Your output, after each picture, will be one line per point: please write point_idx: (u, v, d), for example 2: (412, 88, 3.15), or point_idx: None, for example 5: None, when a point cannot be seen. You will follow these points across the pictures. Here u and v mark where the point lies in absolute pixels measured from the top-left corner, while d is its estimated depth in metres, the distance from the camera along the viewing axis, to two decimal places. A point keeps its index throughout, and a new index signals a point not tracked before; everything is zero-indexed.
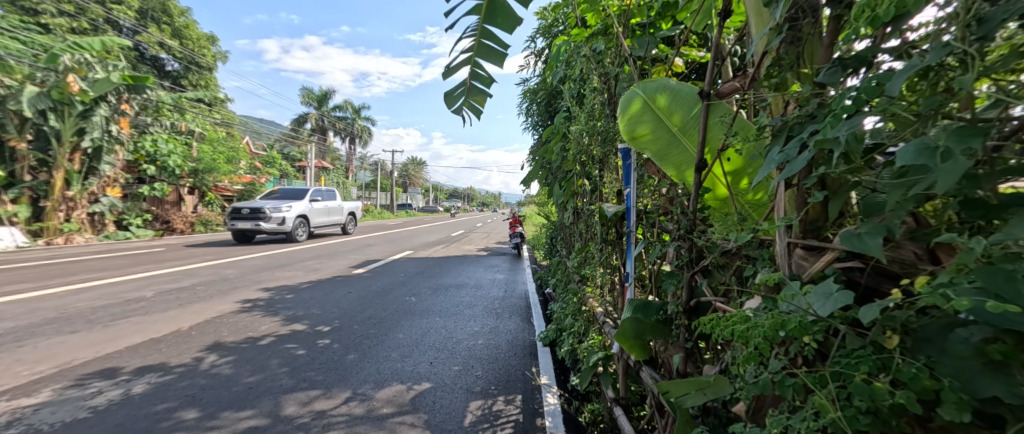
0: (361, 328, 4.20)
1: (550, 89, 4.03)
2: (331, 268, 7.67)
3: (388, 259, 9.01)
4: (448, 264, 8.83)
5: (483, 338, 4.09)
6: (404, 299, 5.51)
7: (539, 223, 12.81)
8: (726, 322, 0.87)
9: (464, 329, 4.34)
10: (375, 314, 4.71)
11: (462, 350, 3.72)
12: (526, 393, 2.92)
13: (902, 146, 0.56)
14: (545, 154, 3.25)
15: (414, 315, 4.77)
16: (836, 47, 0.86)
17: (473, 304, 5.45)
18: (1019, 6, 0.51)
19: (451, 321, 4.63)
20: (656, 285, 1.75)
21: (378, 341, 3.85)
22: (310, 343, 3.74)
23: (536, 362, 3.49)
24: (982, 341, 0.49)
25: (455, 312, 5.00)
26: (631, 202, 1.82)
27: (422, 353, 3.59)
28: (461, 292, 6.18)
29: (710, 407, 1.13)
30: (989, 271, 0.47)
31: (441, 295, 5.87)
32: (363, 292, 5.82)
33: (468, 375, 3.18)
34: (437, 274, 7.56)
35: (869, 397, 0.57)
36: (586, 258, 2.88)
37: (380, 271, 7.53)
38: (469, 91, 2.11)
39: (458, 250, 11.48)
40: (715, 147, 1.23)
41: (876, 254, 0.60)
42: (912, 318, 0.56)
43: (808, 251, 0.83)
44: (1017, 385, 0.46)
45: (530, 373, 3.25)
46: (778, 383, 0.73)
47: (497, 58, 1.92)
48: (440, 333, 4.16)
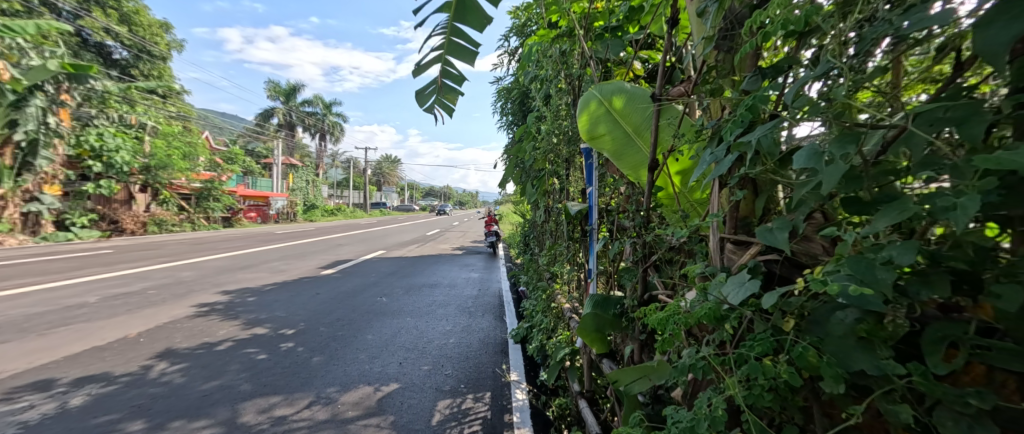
0: (329, 330, 4.11)
1: (523, 88, 4.08)
2: (297, 269, 7.43)
3: (359, 259, 8.85)
4: (420, 263, 8.71)
5: (454, 337, 4.09)
6: (375, 299, 5.43)
7: (516, 221, 12.66)
8: (666, 311, 0.93)
9: (436, 329, 4.31)
10: (344, 316, 4.61)
11: (434, 350, 3.71)
12: (495, 390, 2.96)
13: (798, 150, 0.62)
14: (519, 153, 3.28)
15: (384, 316, 4.70)
16: (763, 56, 0.94)
17: (446, 304, 5.40)
18: (890, 26, 0.57)
19: (422, 320, 4.61)
20: (613, 277, 1.83)
21: (345, 342, 3.78)
22: (272, 346, 3.63)
23: (507, 359, 3.52)
24: (855, 321, 0.55)
25: (426, 311, 4.97)
26: (593, 201, 1.89)
27: (391, 354, 3.57)
28: (434, 291, 6.14)
29: (659, 393, 1.20)
30: (855, 260, 0.52)
31: (412, 295, 5.81)
32: (332, 293, 5.68)
33: (438, 374, 3.18)
34: (409, 273, 7.49)
35: (768, 374, 0.64)
36: (554, 256, 2.94)
37: (351, 271, 7.39)
38: (440, 89, 2.12)
39: (433, 250, 11.39)
40: (666, 147, 1.31)
41: (784, 249, 0.67)
42: (805, 303, 0.61)
43: (737, 245, 0.91)
44: (879, 358, 0.52)
45: (499, 370, 3.28)
46: (699, 366, 0.79)
47: (467, 57, 1.94)
48: (411, 334, 4.12)
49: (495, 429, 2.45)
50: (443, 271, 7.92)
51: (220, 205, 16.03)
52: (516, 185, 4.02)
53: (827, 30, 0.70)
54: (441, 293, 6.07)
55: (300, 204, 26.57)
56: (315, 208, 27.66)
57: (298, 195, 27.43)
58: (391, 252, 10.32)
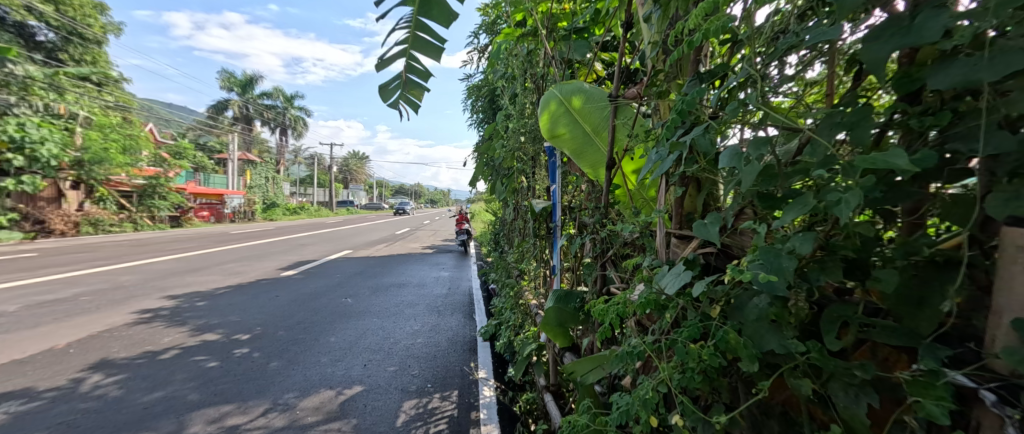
0: (288, 334, 3.98)
1: (492, 86, 4.08)
2: (254, 270, 7.12)
3: (323, 260, 8.58)
4: (388, 263, 8.52)
5: (422, 337, 4.05)
6: (339, 301, 5.29)
7: (487, 219, 12.61)
8: (617, 304, 0.98)
9: (404, 329, 4.26)
10: (306, 319, 4.48)
11: (400, 350, 3.67)
12: (463, 388, 2.97)
13: (723, 151, 0.68)
14: (488, 151, 3.29)
15: (349, 317, 4.60)
16: (705, 61, 1.00)
17: (414, 304, 5.34)
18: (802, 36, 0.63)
19: (389, 320, 4.54)
20: (576, 272, 1.88)
21: (306, 346, 3.67)
22: (225, 353, 3.48)
23: (476, 357, 3.53)
24: (767, 306, 0.60)
25: (392, 312, 4.88)
26: (556, 198, 1.94)
27: (355, 356, 3.50)
28: (403, 291, 6.05)
29: (614, 382, 1.25)
30: (766, 251, 0.58)
31: (379, 295, 5.70)
32: (292, 295, 5.49)
33: (404, 374, 3.15)
34: (376, 273, 7.32)
35: (697, 358, 0.69)
36: (523, 253, 2.97)
37: (313, 272, 7.15)
38: (405, 84, 2.10)
39: (402, 249, 11.19)
40: (623, 146, 1.36)
41: (716, 241, 0.72)
42: (730, 290, 0.67)
43: (680, 239, 0.97)
44: (786, 339, 0.58)
45: (467, 368, 3.29)
46: (640, 354, 0.85)
47: (433, 52, 1.92)
48: (377, 335, 4.05)
49: (461, 427, 2.46)
50: (412, 271, 7.79)
51: (167, 204, 15.07)
52: (486, 184, 4.02)
53: (755, 39, 0.76)
54: (409, 293, 5.99)
55: (258, 202, 25.37)
56: (274, 207, 26.52)
57: (255, 193, 26.19)
58: (358, 252, 10.06)
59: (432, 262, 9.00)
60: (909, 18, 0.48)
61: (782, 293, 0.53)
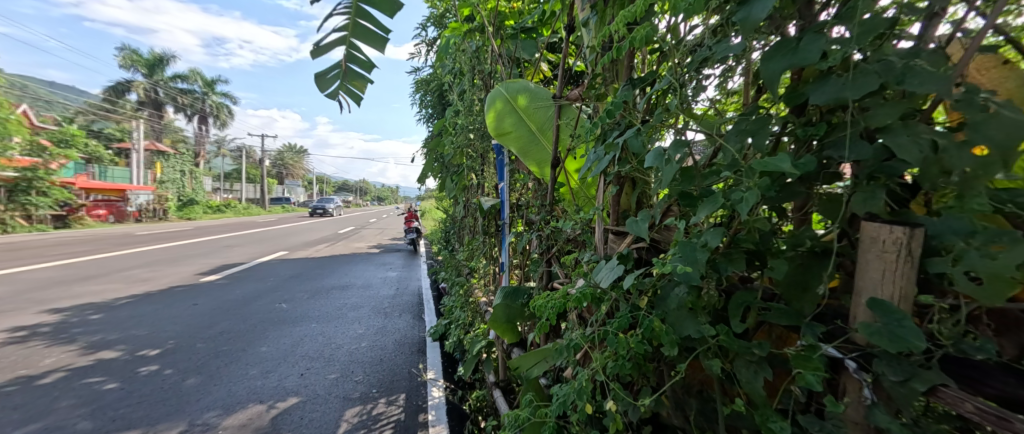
0: (208, 346, 3.69)
1: (441, 81, 4.02)
2: (165, 277, 6.49)
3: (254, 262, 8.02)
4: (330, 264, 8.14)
5: (367, 341, 3.93)
6: (273, 307, 4.99)
7: (438, 217, 12.38)
8: (559, 298, 1.03)
9: (347, 333, 4.11)
10: (231, 328, 4.19)
11: (342, 356, 3.54)
12: (410, 390, 2.93)
13: (649, 153, 0.73)
14: (437, 147, 3.24)
15: (285, 324, 4.36)
16: (640, 66, 1.07)
17: (359, 306, 5.16)
18: (716, 49, 0.70)
19: (331, 325, 4.36)
20: (524, 268, 1.92)
21: (230, 359, 3.43)
22: (127, 372, 3.16)
23: (425, 358, 3.49)
24: (686, 295, 0.67)
25: (336, 316, 4.69)
26: (504, 196, 1.97)
27: (291, 365, 3.32)
28: (346, 293, 5.82)
29: (559, 374, 1.30)
30: (684, 245, 0.64)
31: (320, 298, 5.44)
32: (213, 303, 5.07)
33: (347, 381, 3.05)
34: (317, 275, 6.98)
35: (627, 346, 0.75)
36: (473, 251, 2.98)
37: (241, 277, 6.66)
38: (345, 74, 2.03)
39: (344, 248, 10.70)
40: (566, 145, 1.40)
41: (643, 236, 0.78)
42: (656, 282, 0.73)
43: (617, 235, 1.02)
44: (700, 325, 0.64)
45: (416, 370, 3.25)
46: (578, 346, 0.90)
47: (377, 42, 1.87)
48: (317, 341, 3.88)
49: (409, 430, 2.43)
50: (360, 271, 7.53)
51: (50, 201, 13.17)
52: (435, 180, 3.97)
53: (680, 49, 0.83)
54: (353, 294, 5.78)
55: (177, 200, 23.08)
56: (200, 205, 24.34)
57: (175, 189, 23.86)
58: (297, 252, 9.52)
59: (380, 262, 8.73)
60: (796, 41, 0.55)
61: (694, 283, 0.60)
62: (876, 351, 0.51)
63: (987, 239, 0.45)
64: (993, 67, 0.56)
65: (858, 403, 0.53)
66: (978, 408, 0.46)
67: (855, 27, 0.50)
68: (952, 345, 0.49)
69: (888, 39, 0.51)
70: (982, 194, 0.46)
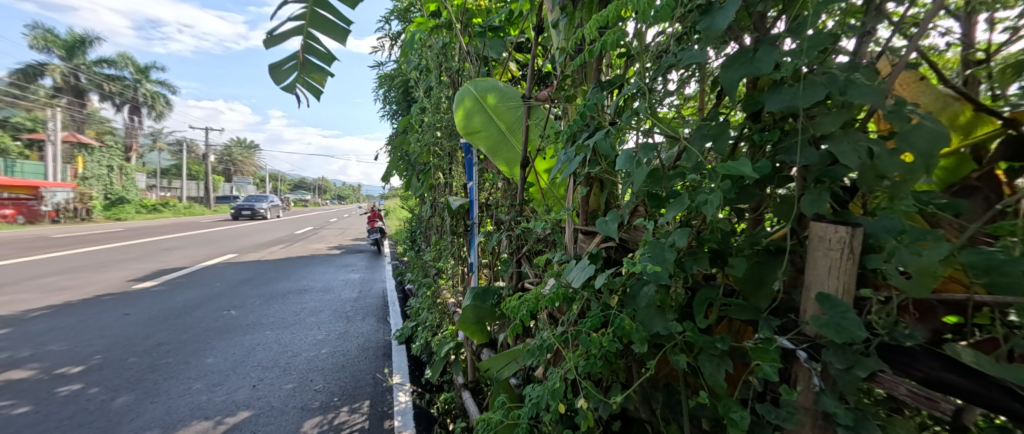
0: (143, 360, 3.46)
1: (405, 76, 3.95)
2: (93, 284, 6.02)
3: (197, 266, 7.54)
4: (285, 268, 7.80)
5: (327, 347, 3.82)
6: (220, 314, 4.75)
7: (404, 215, 12.15)
8: (530, 299, 1.04)
9: (305, 340, 3.98)
10: (172, 339, 3.97)
11: (301, 364, 3.43)
12: (375, 397, 2.90)
13: (619, 156, 0.75)
14: (402, 144, 3.20)
15: (235, 332, 4.17)
16: (607, 70, 1.10)
17: (317, 311, 4.99)
18: (678, 58, 0.74)
19: (287, 332, 4.20)
20: (494, 267, 1.93)
21: (170, 373, 3.24)
22: (43, 394, 2.92)
23: (390, 362, 3.43)
24: (654, 294, 0.70)
25: (292, 322, 4.53)
26: (473, 195, 1.96)
27: (241, 377, 3.18)
28: (303, 297, 5.62)
29: (529, 373, 1.32)
30: (653, 245, 0.66)
31: (274, 304, 5.22)
32: (148, 313, 4.74)
33: (305, 392, 2.95)
34: (275, 279, 6.71)
35: (598, 346, 0.78)
36: (440, 251, 2.97)
37: (182, 283, 6.24)
38: (303, 66, 1.98)
39: (302, 250, 10.29)
40: (535, 145, 1.42)
41: (613, 236, 0.80)
42: (626, 281, 0.75)
43: (586, 234, 1.05)
44: (668, 323, 0.67)
45: (380, 375, 3.20)
46: (549, 347, 0.91)
47: (338, 33, 1.83)
48: (271, 349, 3.74)
49: None
50: (319, 274, 7.27)
51: None
52: (401, 179, 3.90)
53: (644, 56, 0.86)
54: (312, 299, 5.58)
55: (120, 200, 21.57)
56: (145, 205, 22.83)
57: (117, 188, 22.27)
58: (254, 254, 9.12)
59: (341, 263, 8.48)
60: (753, 51, 0.59)
61: (663, 282, 0.62)
62: (824, 342, 0.55)
63: (914, 238, 0.50)
64: (913, 81, 0.66)
65: (808, 390, 0.57)
66: (910, 390, 0.51)
67: (803, 41, 0.54)
68: (886, 333, 0.53)
69: (831, 53, 0.55)
70: (909, 197, 0.51)
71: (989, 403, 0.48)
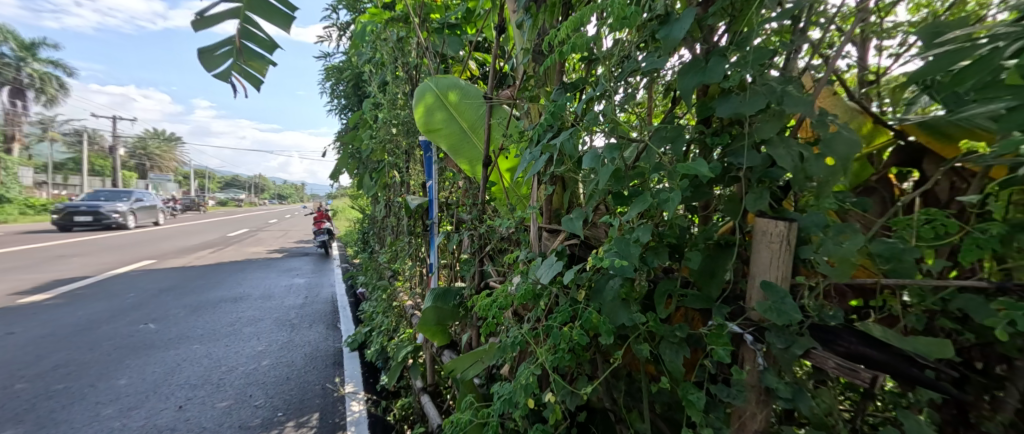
0: (41, 385, 3.01)
1: (357, 71, 3.84)
2: None
3: (119, 272, 6.86)
4: (214, 273, 7.14)
5: (269, 358, 3.53)
6: (137, 328, 4.22)
7: (354, 216, 11.74)
8: (496, 297, 1.06)
9: (241, 352, 3.64)
10: (74, 358, 3.45)
11: (236, 379, 3.13)
12: (325, 408, 2.74)
13: (584, 157, 0.79)
14: (355, 141, 3.11)
15: (155, 348, 3.70)
16: (568, 73, 1.14)
17: (256, 320, 4.61)
18: (634, 65, 0.78)
19: (219, 344, 3.81)
20: (454, 268, 1.94)
21: (75, 398, 2.83)
22: None
23: (341, 371, 3.28)
24: (619, 287, 0.74)
25: (225, 333, 4.12)
26: (433, 195, 1.92)
27: (164, 397, 2.85)
28: (239, 305, 5.16)
29: (493, 372, 1.35)
30: (619, 241, 0.70)
31: (202, 315, 4.71)
32: (48, 329, 4.11)
33: (244, 408, 2.71)
34: (211, 285, 6.17)
35: (565, 339, 0.81)
36: (396, 253, 2.93)
37: (94, 291, 5.57)
38: (240, 52, 1.93)
39: (240, 253, 9.62)
40: (498, 145, 1.44)
41: (579, 234, 0.83)
42: (592, 276, 0.79)
43: (550, 233, 1.09)
44: (632, 314, 0.72)
45: (331, 385, 3.03)
46: (517, 343, 0.93)
47: (282, 21, 1.77)
48: (202, 364, 3.39)
49: None
50: (256, 279, 6.77)
51: None
52: (356, 177, 3.80)
53: (602, 61, 0.90)
54: (248, 307, 5.14)
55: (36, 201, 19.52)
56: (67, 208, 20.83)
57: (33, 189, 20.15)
58: (195, 259, 8.53)
59: (284, 268, 8.02)
60: (704, 61, 0.64)
61: (629, 275, 0.66)
62: (767, 325, 0.61)
63: (837, 231, 0.57)
64: (829, 94, 0.74)
65: (754, 369, 0.63)
66: (838, 363, 0.56)
67: (746, 53, 0.60)
68: (816, 315, 0.59)
69: (770, 66, 0.61)
70: (832, 196, 0.59)
71: (895, 370, 0.57)
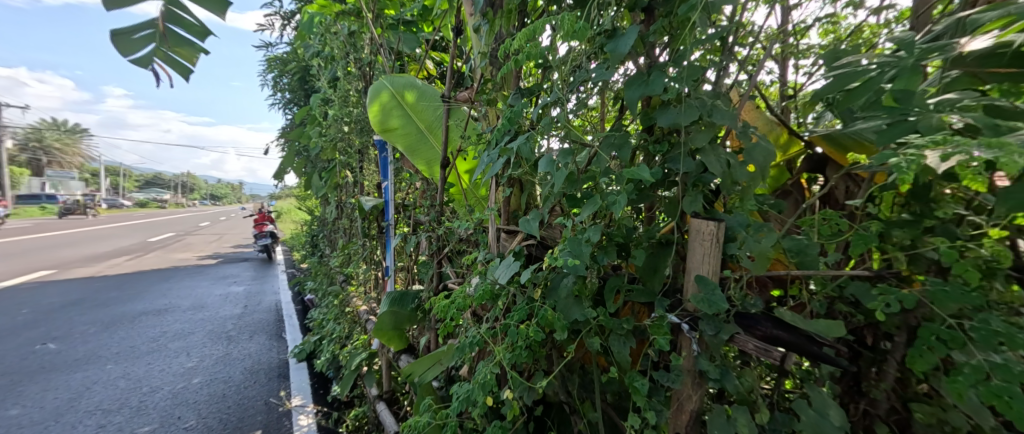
0: None
1: (305, 64, 3.68)
2: None
3: (22, 285, 6.16)
4: (131, 284, 6.46)
5: (200, 375, 3.28)
6: (33, 350, 3.80)
7: (301, 218, 11.19)
8: (455, 298, 1.07)
9: (166, 371, 3.37)
10: None
11: (161, 400, 2.90)
12: (271, 423, 2.59)
13: (540, 160, 0.82)
14: (303, 138, 2.99)
15: (59, 371, 3.38)
16: (525, 78, 1.17)
17: (188, 333, 4.28)
18: (585, 75, 0.83)
19: (138, 363, 3.50)
20: (412, 270, 1.92)
21: None
22: None
23: (288, 383, 3.12)
24: (573, 285, 0.78)
25: (147, 351, 3.78)
26: (389, 196, 1.90)
27: (70, 426, 2.60)
28: (166, 318, 4.78)
29: (452, 374, 1.36)
30: (571, 241, 0.74)
31: (116, 331, 4.29)
32: None
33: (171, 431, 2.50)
34: (127, 298, 5.59)
35: (522, 336, 0.84)
36: (349, 256, 2.85)
37: None
38: (164, 35, 1.99)
39: (170, 260, 8.89)
40: (455, 146, 1.46)
41: (536, 234, 0.87)
42: (547, 274, 0.83)
43: (508, 233, 1.12)
44: (584, 309, 0.76)
45: (275, 399, 2.87)
46: (475, 343, 0.95)
47: (216, 6, 1.77)
48: (118, 386, 3.11)
49: None
50: (186, 288, 6.27)
51: None
52: (306, 177, 3.65)
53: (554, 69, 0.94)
54: (177, 319, 4.77)
55: None
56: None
57: None
58: (122, 266, 7.84)
59: (218, 275, 7.47)
60: (647, 75, 0.70)
61: (579, 272, 0.70)
62: (700, 315, 0.67)
63: (756, 229, 0.64)
64: (752, 109, 0.86)
65: (689, 355, 0.68)
66: (756, 345, 0.63)
67: (682, 70, 0.66)
68: (739, 304, 0.67)
69: (703, 81, 0.67)
70: (753, 199, 0.66)
71: (803, 349, 0.64)
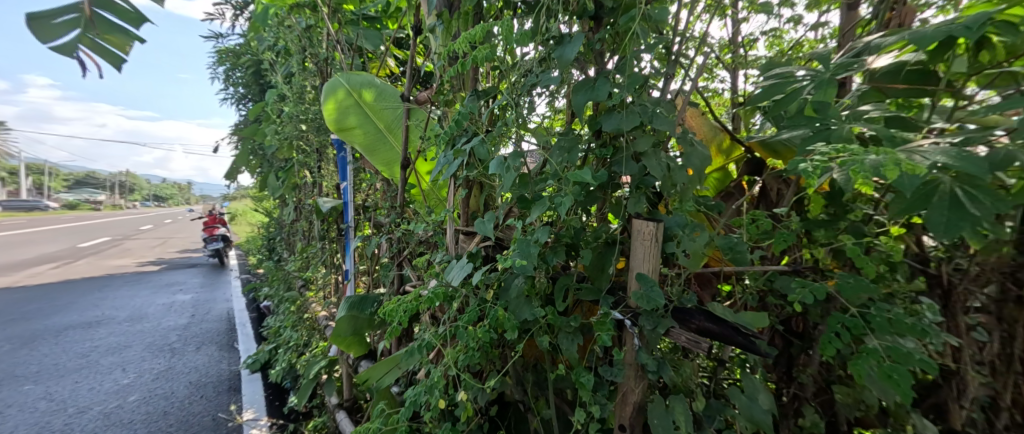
0: None
1: (258, 57, 3.50)
2: None
3: None
4: (54, 294, 5.87)
5: (134, 392, 3.03)
6: None
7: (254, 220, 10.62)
8: (411, 300, 1.06)
9: (95, 389, 3.09)
10: None
11: (88, 422, 2.65)
12: None
13: (491, 162, 0.82)
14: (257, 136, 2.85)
15: None
16: (484, 80, 1.18)
17: (122, 346, 3.95)
18: (537, 79, 0.84)
19: (60, 382, 3.18)
20: (373, 274, 1.87)
21: None
22: None
23: (238, 396, 2.95)
24: (523, 285, 0.79)
25: (72, 368, 3.44)
26: (348, 197, 1.85)
27: None
28: (96, 331, 4.39)
29: (412, 378, 1.33)
30: (520, 241, 0.75)
31: (35, 348, 3.88)
32: None
33: None
34: (50, 310, 5.08)
35: (474, 337, 0.84)
36: (307, 260, 2.73)
37: None
38: (90, 19, 1.84)
39: (103, 266, 8.18)
40: (416, 147, 1.43)
41: (489, 235, 0.87)
42: (500, 275, 0.84)
43: (467, 235, 1.11)
44: (533, 308, 0.78)
45: (224, 414, 2.70)
46: (429, 346, 0.94)
47: None
48: (37, 409, 2.82)
49: None
50: (123, 297, 5.80)
51: None
52: (258, 177, 3.46)
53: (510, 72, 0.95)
54: (109, 331, 4.38)
55: None
56: None
57: None
58: (44, 274, 7.11)
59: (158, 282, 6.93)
60: (593, 81, 0.72)
61: (526, 272, 0.71)
62: (640, 310, 0.70)
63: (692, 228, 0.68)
64: (696, 115, 0.92)
65: (631, 349, 0.72)
66: (688, 337, 0.67)
67: (625, 78, 0.69)
68: (676, 300, 0.71)
69: (645, 88, 0.70)
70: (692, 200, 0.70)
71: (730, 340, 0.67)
